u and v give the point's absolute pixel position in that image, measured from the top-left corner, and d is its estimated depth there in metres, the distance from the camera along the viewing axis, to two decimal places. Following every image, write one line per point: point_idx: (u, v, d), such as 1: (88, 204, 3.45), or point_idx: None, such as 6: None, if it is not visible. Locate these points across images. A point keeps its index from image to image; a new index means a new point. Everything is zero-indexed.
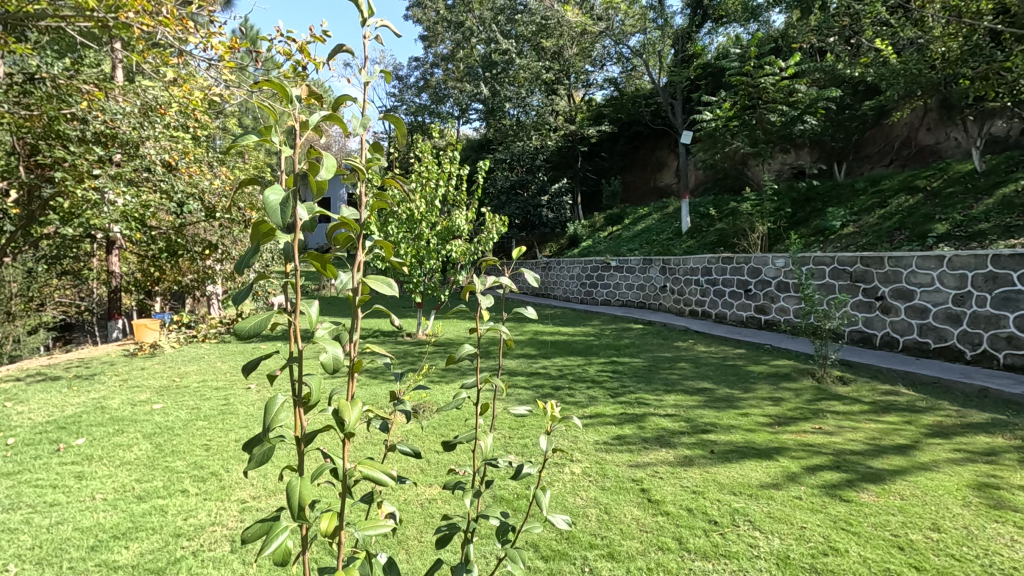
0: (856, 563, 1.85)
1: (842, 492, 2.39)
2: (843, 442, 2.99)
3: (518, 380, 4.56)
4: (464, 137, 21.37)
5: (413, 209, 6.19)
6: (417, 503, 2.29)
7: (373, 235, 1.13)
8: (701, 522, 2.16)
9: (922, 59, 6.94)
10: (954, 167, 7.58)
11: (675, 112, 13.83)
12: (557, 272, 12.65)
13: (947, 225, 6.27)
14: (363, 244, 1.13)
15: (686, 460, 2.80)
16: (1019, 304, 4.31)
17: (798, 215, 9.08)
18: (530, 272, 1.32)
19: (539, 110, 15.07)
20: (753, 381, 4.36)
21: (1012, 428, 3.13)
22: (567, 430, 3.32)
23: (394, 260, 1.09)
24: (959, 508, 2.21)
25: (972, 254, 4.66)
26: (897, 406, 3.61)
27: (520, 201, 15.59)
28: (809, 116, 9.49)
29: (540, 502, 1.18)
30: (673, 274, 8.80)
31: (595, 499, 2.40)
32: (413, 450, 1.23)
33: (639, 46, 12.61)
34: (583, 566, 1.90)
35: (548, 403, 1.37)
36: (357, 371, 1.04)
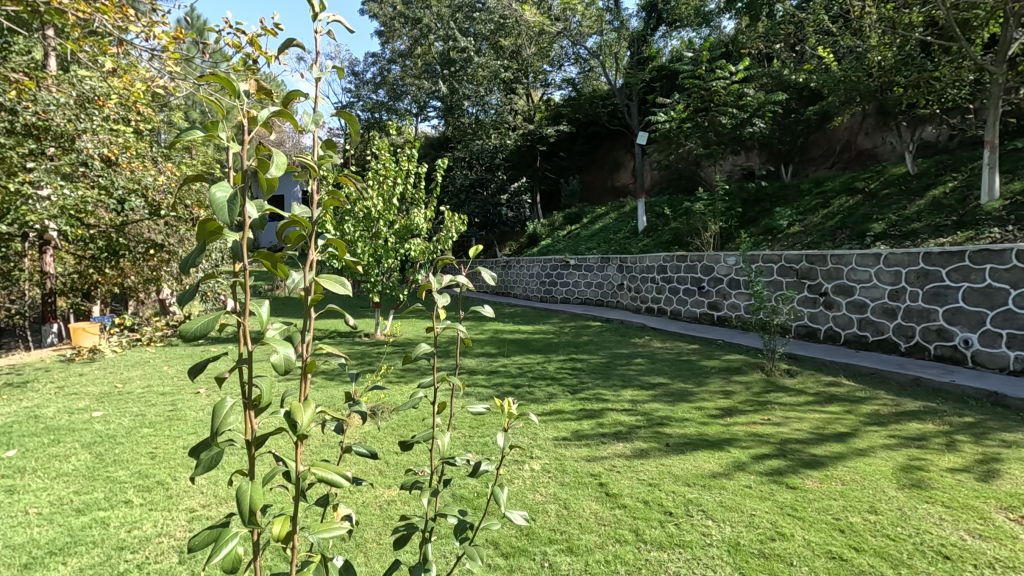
0: (801, 546, 1.94)
1: (788, 479, 2.50)
2: (790, 432, 3.13)
3: (477, 380, 4.55)
4: (421, 135, 21.11)
5: (369, 207, 6.13)
6: (375, 504, 2.26)
7: (327, 235, 1.10)
8: (656, 514, 2.21)
9: (861, 67, 7.30)
10: (890, 170, 8.01)
11: (631, 113, 14.06)
12: (516, 271, 12.68)
13: (883, 225, 6.64)
14: (316, 245, 1.10)
15: (641, 453, 2.87)
16: (948, 298, 4.61)
17: (748, 215, 9.41)
18: (487, 270, 1.32)
19: (498, 109, 15.31)
20: (707, 375, 4.50)
21: (940, 414, 3.35)
22: (527, 427, 3.34)
23: (349, 259, 1.07)
24: (894, 491, 2.35)
25: (906, 252, 4.94)
26: (839, 396, 3.80)
27: (479, 200, 15.54)
28: (757, 120, 9.85)
29: (498, 499, 1.19)
30: (629, 271, 8.97)
31: (555, 495, 2.42)
32: (369, 452, 1.21)
33: (596, 47, 12.80)
34: (542, 562, 1.92)
35: (505, 400, 1.38)
36: (310, 372, 1.01)
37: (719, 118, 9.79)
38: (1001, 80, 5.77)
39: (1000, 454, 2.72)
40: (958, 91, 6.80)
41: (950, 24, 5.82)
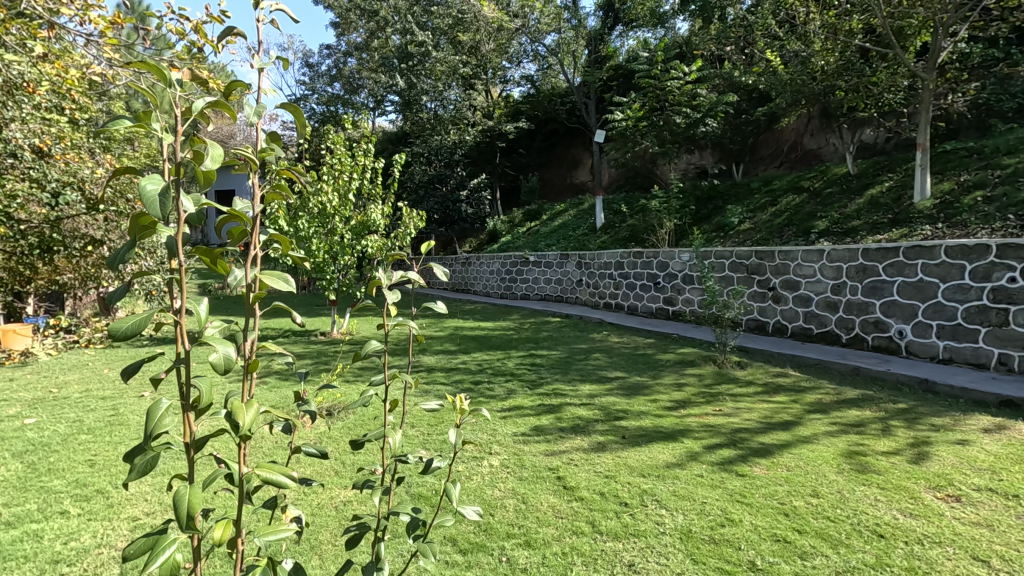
0: (748, 531, 2.02)
1: (737, 467, 2.60)
2: (739, 422, 3.24)
3: (436, 377, 4.51)
4: (378, 130, 20.72)
5: (325, 203, 5.99)
6: (330, 506, 2.22)
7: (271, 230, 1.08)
8: (612, 505, 2.26)
9: (805, 71, 7.60)
10: (833, 170, 8.39)
11: (588, 111, 14.20)
12: (476, 267, 12.64)
13: (826, 222, 6.96)
14: (259, 240, 1.07)
15: (599, 446, 2.91)
16: (885, 292, 4.87)
17: (701, 213, 9.68)
18: (439, 267, 1.31)
19: (456, 104, 15.14)
20: (662, 369, 4.61)
21: (877, 401, 3.54)
22: (485, 423, 3.35)
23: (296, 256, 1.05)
24: (835, 475, 2.48)
25: (847, 249, 5.19)
26: (785, 386, 3.97)
27: (439, 196, 15.38)
28: (709, 120, 10.13)
29: (451, 494, 1.18)
30: (588, 268, 9.08)
31: (513, 490, 2.44)
32: (318, 451, 1.19)
33: (554, 45, 12.89)
34: (500, 556, 1.93)
35: (458, 396, 1.39)
36: (254, 371, 0.99)
37: (673, 117, 10.03)
38: (931, 85, 6.13)
39: (930, 437, 2.91)
40: (894, 96, 7.20)
41: (887, 31, 6.18)
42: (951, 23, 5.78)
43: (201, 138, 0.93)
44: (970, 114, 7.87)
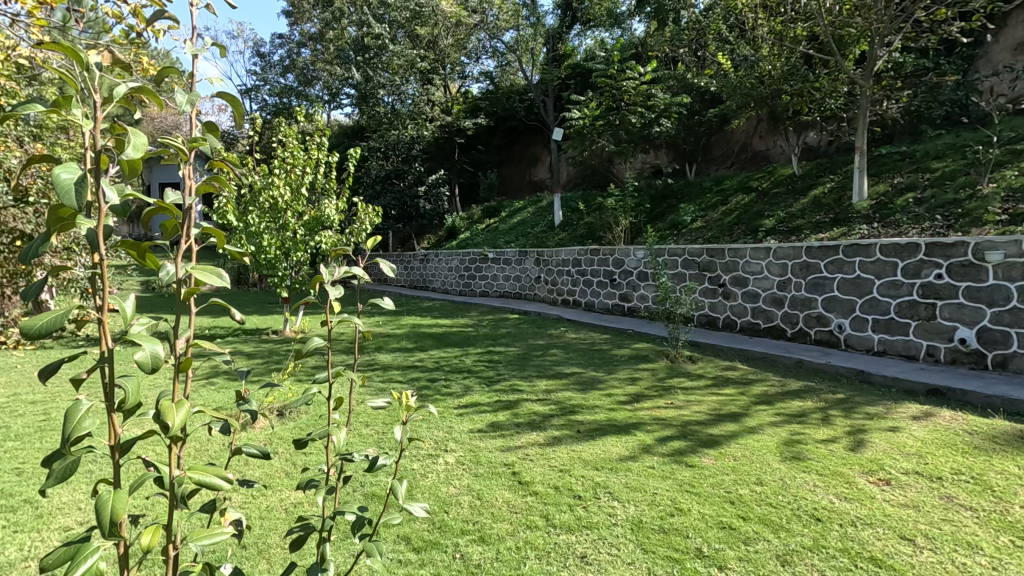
0: (696, 520, 2.09)
1: (687, 458, 2.68)
2: (690, 414, 3.34)
3: (391, 375, 4.46)
4: (334, 123, 20.24)
5: (276, 197, 5.82)
6: (280, 508, 2.16)
7: (204, 222, 1.05)
8: (566, 498, 2.29)
9: (753, 76, 7.89)
10: (779, 171, 8.74)
11: (546, 109, 14.26)
12: (434, 264, 12.52)
13: (773, 221, 7.24)
14: (192, 233, 1.04)
15: (554, 441, 2.95)
16: (826, 288, 5.11)
17: (656, 211, 9.91)
18: (385, 263, 1.31)
19: (414, 99, 14.92)
20: (617, 364, 4.70)
21: (818, 392, 3.72)
22: (441, 420, 3.34)
23: (229, 248, 1.02)
24: (778, 463, 2.59)
25: (792, 247, 5.41)
26: (733, 379, 4.12)
27: (396, 192, 14.79)
28: (664, 120, 10.36)
29: (396, 492, 1.17)
30: (546, 265, 9.15)
31: (468, 486, 2.44)
32: (259, 452, 1.15)
33: (513, 42, 12.91)
34: (454, 553, 1.93)
35: (404, 393, 1.38)
36: (186, 370, 0.96)
37: (628, 117, 10.21)
38: (868, 92, 6.47)
39: (865, 425, 3.07)
40: (835, 101, 7.56)
41: (828, 39, 6.50)
42: (886, 33, 6.12)
43: (124, 125, 0.90)
44: (903, 120, 8.35)
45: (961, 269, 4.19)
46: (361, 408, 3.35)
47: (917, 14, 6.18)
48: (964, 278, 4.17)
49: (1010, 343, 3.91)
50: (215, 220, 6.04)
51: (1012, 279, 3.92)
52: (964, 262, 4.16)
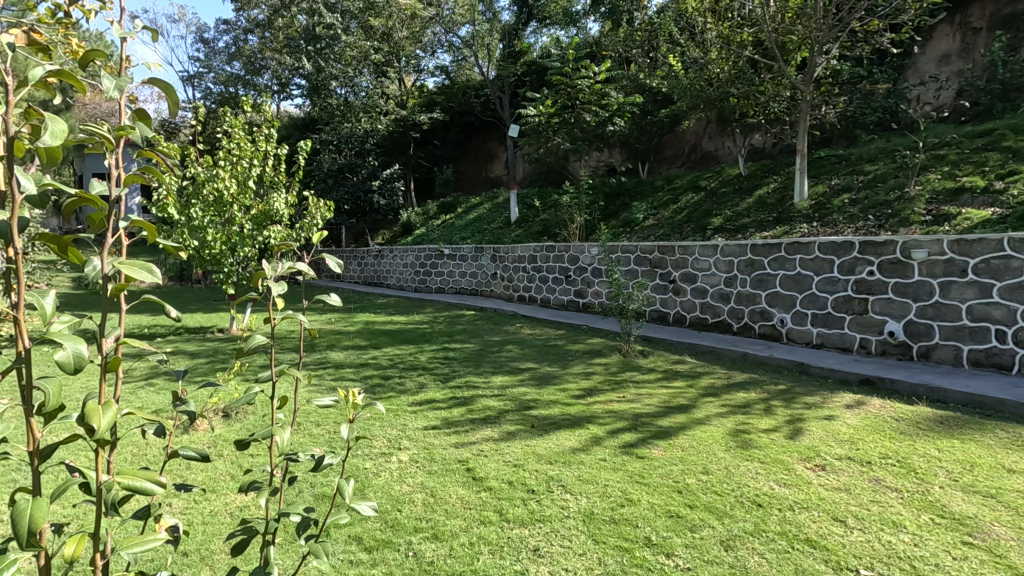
0: (645, 509, 2.15)
1: (638, 450, 2.75)
2: (641, 407, 3.43)
3: (343, 374, 4.36)
4: (284, 115, 19.60)
5: (221, 190, 5.59)
6: (224, 512, 2.08)
7: (132, 215, 1.00)
8: (520, 493, 2.31)
9: (702, 78, 8.13)
10: (727, 171, 9.05)
11: (502, 105, 14.25)
12: (388, 261, 12.30)
13: (721, 219, 7.49)
14: (118, 225, 0.99)
15: (508, 435, 2.97)
16: (769, 284, 5.33)
17: (609, 208, 10.08)
18: (331, 259, 1.28)
19: (368, 92, 14.65)
20: (571, 359, 4.77)
21: (761, 384, 3.89)
22: (395, 418, 3.30)
23: (159, 240, 0.97)
24: (723, 452, 2.69)
25: (737, 244, 5.60)
26: (682, 372, 4.25)
27: (349, 185, 14.31)
28: (617, 119, 10.52)
29: (344, 491, 1.15)
30: (502, 261, 9.16)
31: (422, 484, 2.42)
32: (198, 454, 1.10)
33: (469, 37, 12.73)
34: (407, 551, 1.91)
35: (351, 389, 1.36)
36: (113, 369, 0.91)
37: (583, 115, 10.34)
38: (809, 97, 6.78)
39: (803, 414, 3.23)
40: (778, 105, 7.89)
41: (772, 45, 6.79)
42: (824, 42, 6.44)
43: (39, 110, 0.85)
44: (840, 125, 8.80)
45: (890, 266, 4.45)
46: (306, 406, 3.32)
47: (852, 24, 6.53)
48: (892, 275, 4.44)
49: (933, 335, 4.20)
50: (154, 213, 5.75)
51: (934, 275, 4.21)
52: (893, 260, 4.43)
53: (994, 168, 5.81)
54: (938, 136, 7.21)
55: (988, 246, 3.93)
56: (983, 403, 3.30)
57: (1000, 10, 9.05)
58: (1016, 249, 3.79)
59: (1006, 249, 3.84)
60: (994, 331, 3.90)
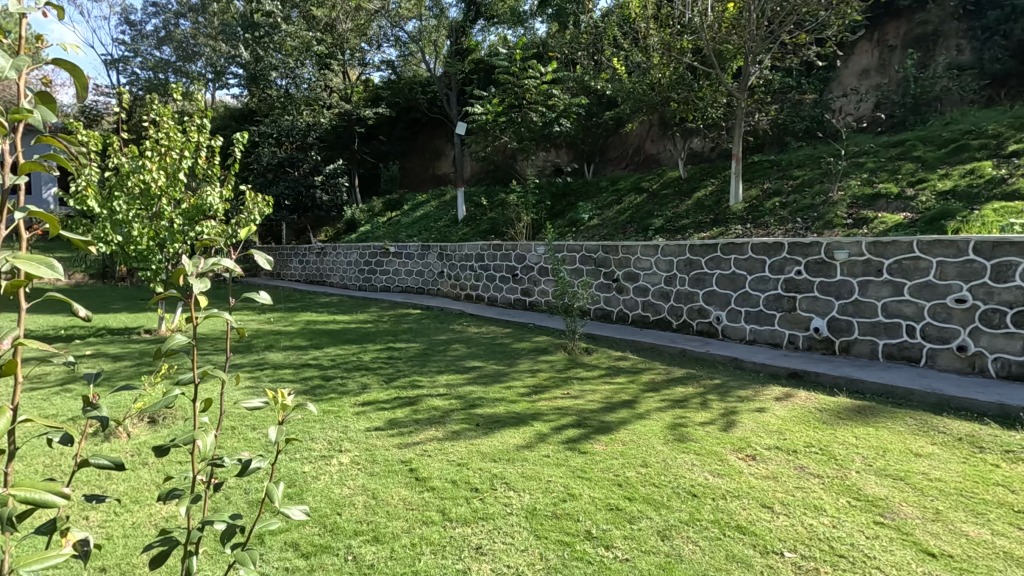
0: (586, 503, 2.19)
1: (581, 445, 2.80)
2: (584, 403, 3.49)
3: (281, 375, 4.20)
4: (218, 105, 18.68)
5: (148, 182, 5.25)
6: (148, 524, 1.96)
7: (29, 207, 0.92)
8: (463, 492, 2.30)
9: (645, 82, 8.39)
10: (668, 173, 9.37)
11: (449, 103, 14.15)
12: (331, 258, 11.94)
13: (662, 220, 7.73)
14: (13, 217, 0.91)
15: (453, 434, 2.95)
16: (706, 283, 5.55)
17: (556, 208, 10.21)
18: (260, 255, 1.24)
19: (310, 84, 14.09)
20: (518, 356, 4.80)
21: (698, 378, 4.05)
22: (336, 419, 3.22)
23: (59, 231, 0.91)
24: (661, 445, 2.78)
25: (677, 244, 5.80)
26: (625, 368, 4.36)
27: (291, 180, 13.64)
28: (563, 120, 10.64)
29: (273, 495, 1.11)
30: (448, 259, 9.09)
31: (363, 486, 2.37)
32: (111, 463, 1.03)
33: (416, 32, 12.59)
34: (346, 555, 1.87)
35: (280, 391, 1.31)
36: (10, 373, 0.85)
37: (530, 115, 10.43)
38: (744, 104, 7.10)
39: (736, 407, 3.38)
40: (716, 111, 8.22)
41: (710, 54, 7.08)
42: (756, 52, 6.78)
43: None
44: (772, 132, 9.27)
45: (816, 266, 4.73)
46: (230, 407, 3.20)
47: (783, 36, 6.89)
48: (818, 274, 4.72)
49: (852, 330, 4.50)
50: (72, 206, 5.34)
51: (854, 275, 4.50)
52: (818, 260, 4.71)
53: (906, 175, 6.29)
54: (858, 145, 7.73)
55: (900, 247, 4.24)
56: (895, 393, 3.57)
57: (912, 30, 9.84)
58: (925, 250, 4.10)
59: (915, 250, 4.15)
60: (905, 326, 4.22)
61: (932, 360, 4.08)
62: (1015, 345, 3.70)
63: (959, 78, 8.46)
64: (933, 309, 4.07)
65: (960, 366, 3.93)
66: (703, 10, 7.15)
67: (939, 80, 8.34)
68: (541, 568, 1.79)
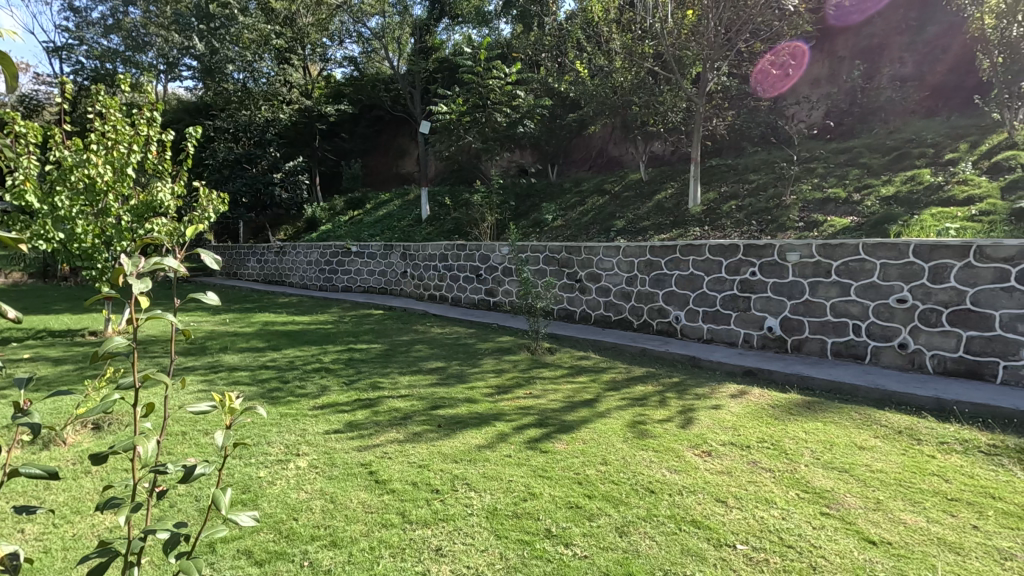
0: (546, 502, 2.21)
1: (542, 444, 2.81)
2: (546, 403, 3.51)
3: (237, 378, 4.07)
4: (170, 97, 17.95)
5: (93, 177, 4.98)
6: (90, 535, 1.88)
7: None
8: (424, 493, 2.28)
9: (608, 86, 8.55)
10: (629, 176, 9.54)
11: (413, 101, 14.01)
12: (291, 257, 11.63)
13: (623, 222, 7.85)
14: None
15: (415, 436, 2.92)
16: (666, 283, 5.67)
17: (520, 209, 10.25)
18: (208, 254, 1.20)
19: (270, 79, 13.86)
20: (481, 357, 4.81)
21: (658, 377, 4.14)
22: (294, 422, 3.15)
23: None
24: (621, 443, 2.83)
25: (638, 245, 5.91)
26: (587, 368, 4.41)
27: (248, 176, 13.23)
28: (527, 121, 10.67)
29: (219, 503, 1.07)
30: (412, 259, 9.00)
31: (321, 490, 2.32)
32: (43, 472, 0.97)
33: (379, 28, 12.42)
34: (302, 562, 1.83)
35: (228, 394, 1.27)
36: None
37: (494, 115, 10.43)
38: (702, 109, 7.29)
39: (693, 404, 3.47)
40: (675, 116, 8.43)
41: (670, 59, 7.24)
42: (714, 59, 6.98)
43: None
44: (729, 137, 9.54)
45: (769, 267, 4.89)
46: (179, 412, 3.08)
47: (739, 44, 7.11)
48: (771, 275, 4.88)
49: (803, 329, 4.69)
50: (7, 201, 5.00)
51: (805, 276, 4.68)
52: (771, 261, 4.87)
53: (853, 181, 6.59)
54: (810, 151, 8.05)
55: (847, 249, 4.43)
56: (842, 389, 3.72)
57: (859, 42, 10.31)
58: (870, 253, 4.29)
59: (861, 252, 4.34)
60: (851, 325, 4.41)
61: (876, 357, 4.28)
62: (950, 342, 3.92)
63: (902, 89, 8.92)
64: (878, 309, 4.27)
65: (901, 363, 4.14)
66: (664, 17, 7.33)
67: (884, 91, 8.88)
68: (500, 568, 1.79)
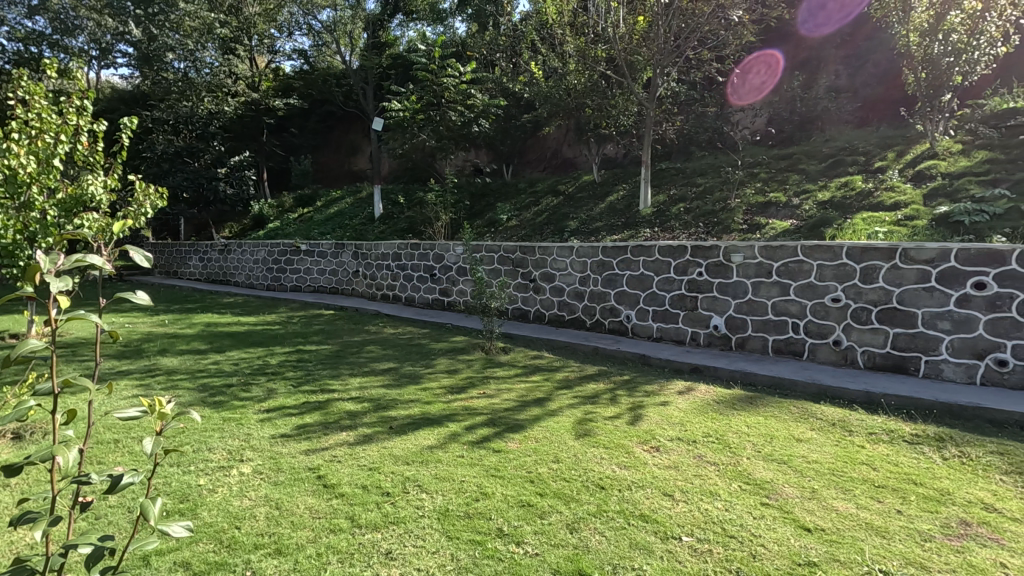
0: (498, 501, 2.21)
1: (494, 444, 2.81)
2: (499, 402, 3.51)
3: (176, 383, 3.87)
4: (102, 84, 16.89)
5: (15, 168, 4.51)
6: (6, 553, 1.74)
7: None
8: (374, 496, 2.24)
9: (560, 88, 8.82)
10: (583, 177, 9.68)
11: (366, 97, 13.73)
12: (236, 255, 11.18)
13: (577, 222, 7.96)
14: None
15: (365, 439, 2.87)
16: (618, 283, 5.79)
17: (474, 208, 10.23)
18: (138, 251, 1.13)
19: (213, 70, 13.06)
20: (434, 357, 4.76)
21: (609, 375, 4.22)
22: (237, 427, 3.03)
23: None
24: (572, 441, 2.86)
25: (590, 246, 6.00)
26: (541, 367, 4.44)
27: (189, 170, 12.63)
28: (482, 120, 10.65)
29: (148, 513, 1.02)
30: (364, 258, 8.82)
31: (266, 496, 2.25)
32: None
33: (330, 22, 12.15)
34: (244, 571, 1.76)
35: (159, 399, 1.20)
36: None
37: (448, 113, 10.35)
38: (652, 113, 7.46)
39: (643, 401, 3.56)
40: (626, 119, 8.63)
41: (621, 63, 7.38)
42: (663, 65, 7.17)
43: None
44: (678, 142, 9.83)
45: (715, 267, 5.07)
46: (109, 420, 2.90)
47: (688, 52, 7.30)
48: (717, 275, 5.06)
49: (746, 327, 4.88)
50: None
51: (748, 276, 4.87)
52: (717, 262, 5.04)
53: (793, 186, 6.91)
54: (753, 156, 8.40)
55: (787, 251, 4.63)
56: (781, 384, 3.90)
57: (798, 54, 10.82)
58: (808, 254, 4.51)
59: (799, 254, 4.55)
60: (791, 323, 4.63)
61: (812, 354, 4.50)
62: (879, 339, 4.17)
63: (837, 100, 9.43)
64: (814, 308, 4.49)
65: (835, 358, 4.37)
66: (616, 22, 7.46)
67: (821, 101, 9.39)
68: (451, 569, 1.78)
